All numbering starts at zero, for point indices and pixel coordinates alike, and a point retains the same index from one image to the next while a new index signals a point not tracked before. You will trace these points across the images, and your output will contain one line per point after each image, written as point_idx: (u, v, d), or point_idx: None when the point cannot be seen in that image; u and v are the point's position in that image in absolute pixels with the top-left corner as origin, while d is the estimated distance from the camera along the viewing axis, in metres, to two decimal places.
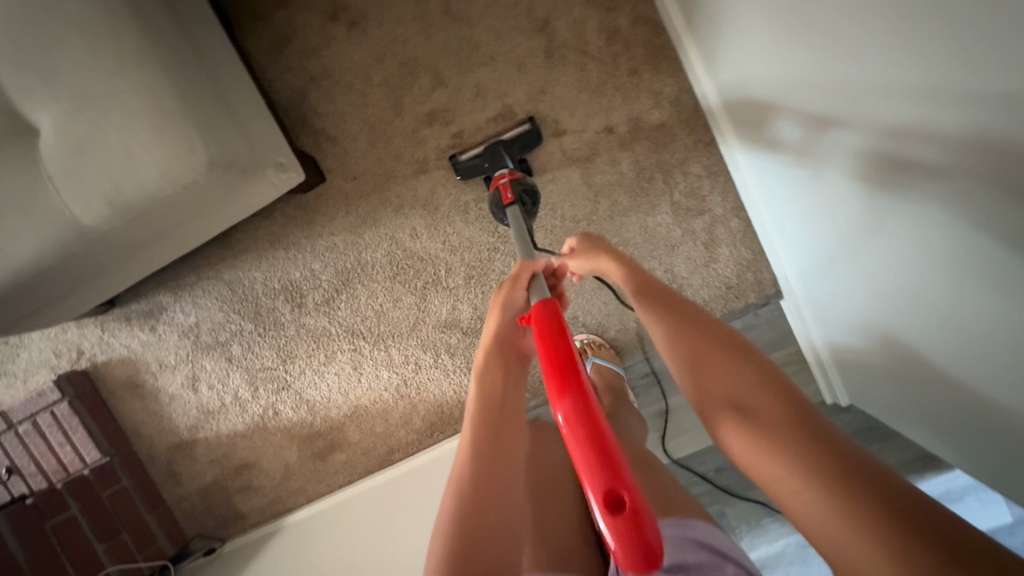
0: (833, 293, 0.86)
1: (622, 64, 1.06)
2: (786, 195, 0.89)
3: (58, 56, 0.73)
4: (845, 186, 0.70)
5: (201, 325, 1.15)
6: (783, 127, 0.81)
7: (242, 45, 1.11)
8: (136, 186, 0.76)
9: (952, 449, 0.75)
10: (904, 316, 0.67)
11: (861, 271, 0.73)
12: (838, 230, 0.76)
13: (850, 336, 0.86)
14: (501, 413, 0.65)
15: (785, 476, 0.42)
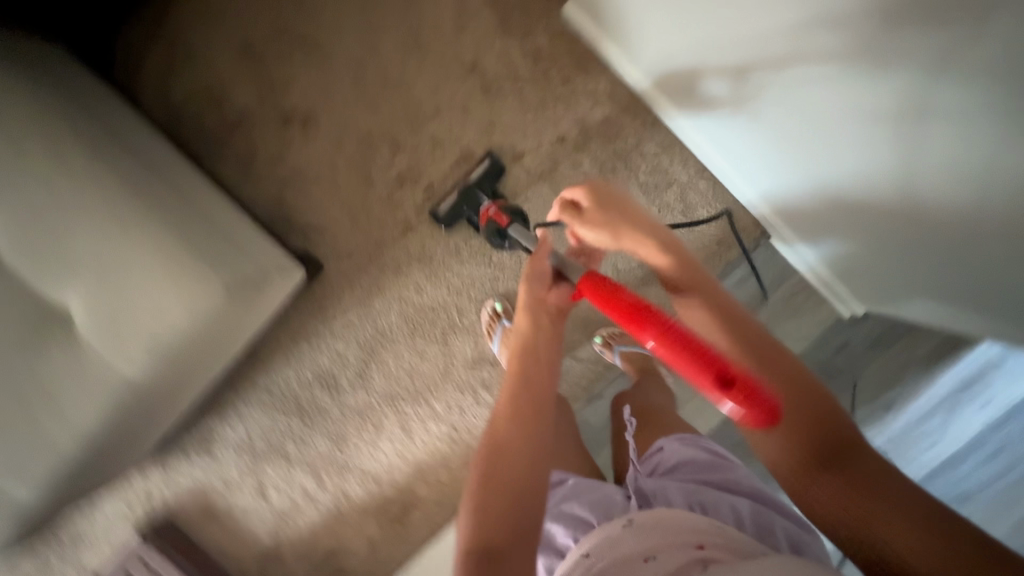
0: (815, 214, 0.91)
1: (555, 77, 1.13)
2: (735, 142, 0.97)
3: (77, 244, 0.85)
4: (800, 112, 0.77)
5: (254, 435, 1.21)
6: (712, 82, 0.89)
7: (212, 171, 1.18)
8: (167, 327, 0.85)
9: (967, 321, 0.79)
10: (889, 210, 0.73)
11: (832, 178, 0.79)
12: (804, 154, 0.82)
13: (845, 248, 0.91)
14: (529, 371, 0.71)
15: (903, 530, 0.53)
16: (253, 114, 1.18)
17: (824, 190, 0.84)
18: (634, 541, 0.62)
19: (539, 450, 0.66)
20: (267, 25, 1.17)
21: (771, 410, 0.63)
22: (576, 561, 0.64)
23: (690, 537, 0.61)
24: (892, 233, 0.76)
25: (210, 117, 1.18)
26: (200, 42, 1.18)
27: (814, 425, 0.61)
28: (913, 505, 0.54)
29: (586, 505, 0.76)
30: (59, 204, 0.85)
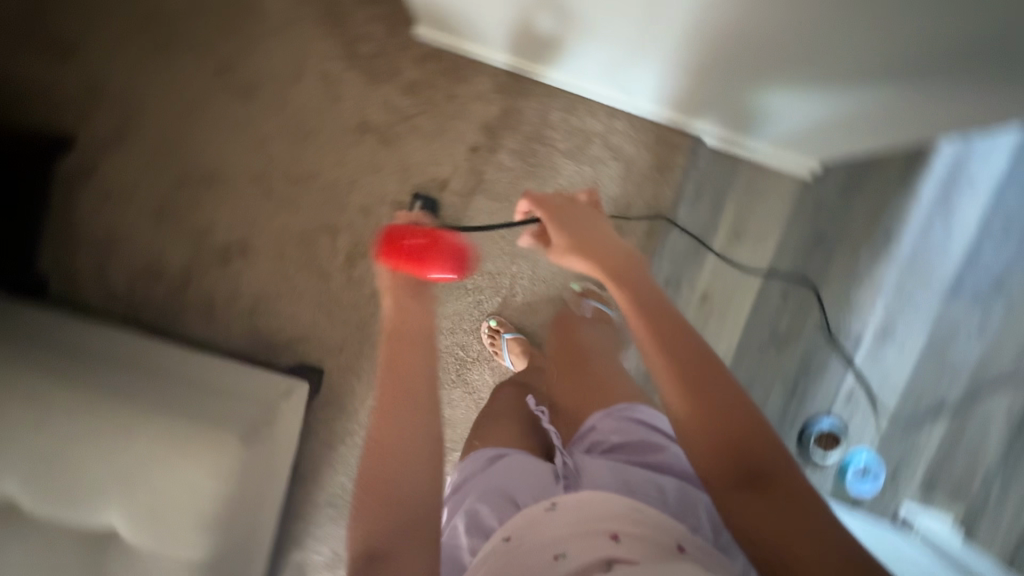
0: (719, 90, 0.90)
1: (438, 97, 1.13)
2: (604, 66, 0.96)
3: (89, 467, 0.86)
4: (627, 23, 0.76)
5: (338, 549, 1.22)
6: (536, 20, 0.87)
7: (182, 336, 1.20)
8: (209, 499, 0.87)
9: (911, 103, 0.77)
10: (767, 53, 0.71)
11: (700, 55, 0.78)
12: (660, 52, 0.81)
13: (763, 103, 0.90)
14: (403, 346, 0.60)
15: (796, 538, 0.45)
16: (195, 267, 1.20)
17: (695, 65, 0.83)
18: (549, 529, 0.55)
19: (429, 422, 0.56)
20: (164, 183, 1.18)
21: (693, 417, 0.51)
22: (495, 546, 0.57)
23: (605, 524, 0.54)
24: (771, 66, 0.75)
25: (159, 289, 1.20)
26: (115, 227, 1.19)
27: (750, 448, 0.49)
28: (834, 549, 0.44)
29: (509, 478, 0.68)
30: (52, 445, 0.85)
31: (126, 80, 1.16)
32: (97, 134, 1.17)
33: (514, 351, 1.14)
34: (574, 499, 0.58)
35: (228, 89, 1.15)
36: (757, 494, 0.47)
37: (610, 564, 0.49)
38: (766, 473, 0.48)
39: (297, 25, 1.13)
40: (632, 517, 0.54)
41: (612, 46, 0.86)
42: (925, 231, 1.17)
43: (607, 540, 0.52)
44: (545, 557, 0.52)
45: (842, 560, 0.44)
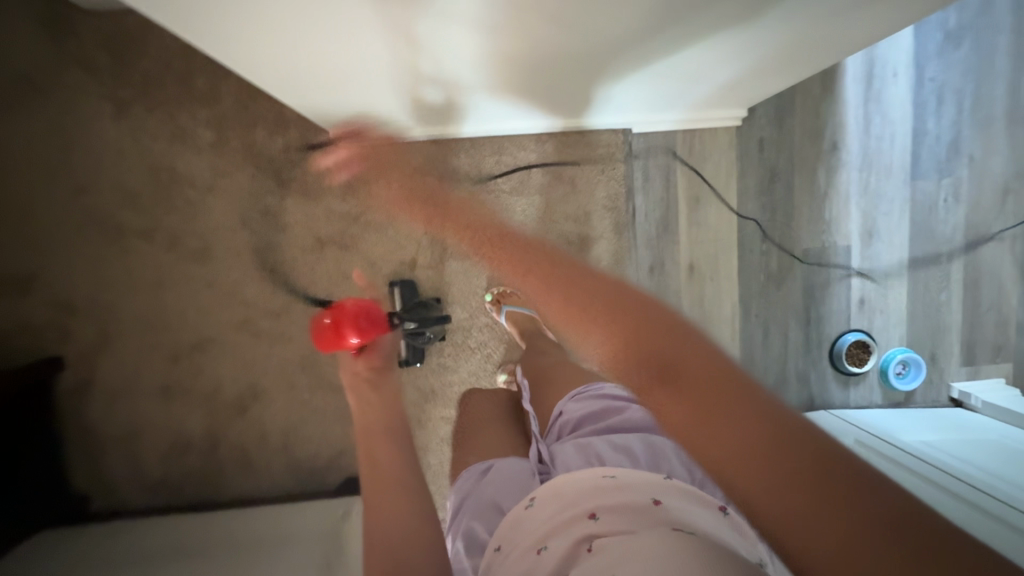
0: (617, 82, 0.93)
1: (377, 187, 1.16)
2: (504, 105, 1.00)
3: None
4: (505, 59, 0.79)
5: None
6: (423, 95, 0.92)
7: (230, 496, 1.22)
8: None
9: (799, 31, 0.79)
10: (640, 34, 0.74)
11: (583, 55, 0.80)
12: (547, 67, 0.84)
13: (662, 77, 0.93)
14: (369, 449, 0.70)
15: (740, 455, 0.33)
16: (216, 428, 1.22)
17: (582, 70, 0.87)
18: (535, 530, 0.60)
19: (394, 478, 0.64)
20: (160, 364, 1.21)
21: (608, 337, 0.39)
22: (492, 556, 0.64)
23: (585, 507, 0.58)
24: (642, 51, 0.80)
25: (193, 461, 1.23)
26: (132, 422, 1.22)
27: (676, 345, 0.37)
28: (779, 429, 0.33)
29: (499, 489, 0.74)
30: None
31: (91, 286, 1.19)
32: (84, 345, 1.20)
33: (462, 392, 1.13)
34: (551, 492, 0.64)
35: (184, 257, 1.18)
36: (679, 389, 0.35)
37: (591, 539, 0.53)
38: (694, 363, 0.36)
39: (225, 176, 1.16)
40: (605, 495, 0.59)
41: (505, 82, 0.89)
42: (865, 128, 1.19)
43: (588, 520, 0.55)
44: (537, 555, 0.56)
45: (784, 443, 0.32)
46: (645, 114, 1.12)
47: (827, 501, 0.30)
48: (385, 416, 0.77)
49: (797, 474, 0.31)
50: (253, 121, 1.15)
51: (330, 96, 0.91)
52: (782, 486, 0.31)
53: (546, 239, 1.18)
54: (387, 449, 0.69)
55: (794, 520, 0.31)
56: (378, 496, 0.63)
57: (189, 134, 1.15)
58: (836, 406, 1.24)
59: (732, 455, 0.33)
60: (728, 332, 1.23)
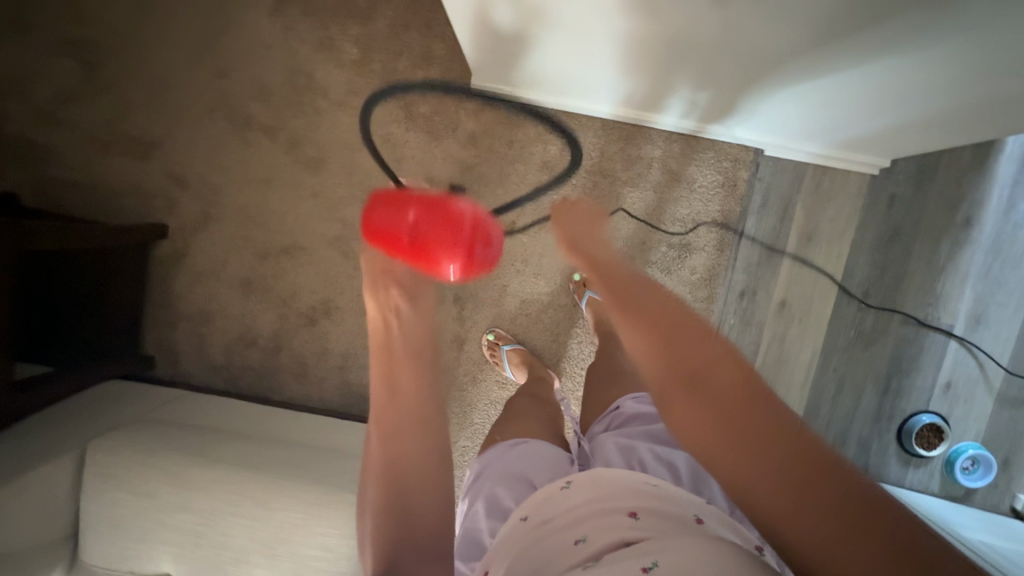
0: (767, 97, 0.90)
1: (497, 144, 1.17)
2: (643, 94, 0.99)
3: (229, 536, 0.87)
4: (669, 44, 0.77)
5: None
6: (571, 64, 0.91)
7: (280, 397, 1.27)
8: (347, 560, 0.86)
9: (995, 90, 0.74)
10: (817, 54, 0.71)
11: (746, 59, 0.77)
12: (704, 64, 0.81)
13: (815, 103, 0.90)
14: (390, 409, 0.55)
15: (751, 459, 0.37)
16: (285, 330, 1.26)
17: (732, 74, 0.84)
18: (568, 510, 0.51)
19: (432, 439, 0.54)
20: (248, 256, 1.25)
21: (641, 346, 0.43)
22: (514, 526, 0.55)
23: (625, 504, 0.49)
24: (805, 63, 0.75)
25: (254, 356, 1.27)
26: (209, 304, 1.27)
27: (700, 354, 0.41)
28: (795, 445, 0.36)
29: (529, 465, 0.68)
30: (196, 523, 0.88)
31: (206, 168, 1.24)
32: (186, 220, 1.26)
33: (513, 361, 1.15)
34: (590, 477, 0.56)
35: (298, 162, 1.21)
36: (703, 396, 0.39)
37: (629, 541, 0.43)
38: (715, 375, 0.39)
39: (358, 95, 1.18)
40: (649, 497, 0.50)
41: (657, 70, 0.87)
42: (1004, 212, 1.14)
43: (627, 520, 0.46)
44: (566, 542, 0.47)
45: (792, 459, 0.36)
46: (780, 137, 1.09)
47: (824, 510, 0.35)
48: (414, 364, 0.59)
49: (805, 481, 0.35)
50: (399, 50, 1.17)
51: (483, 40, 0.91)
52: (789, 496, 0.35)
53: (647, 236, 1.17)
54: (415, 437, 0.54)
55: (792, 512, 0.35)
56: (386, 495, 0.52)
57: (335, 47, 1.18)
58: (889, 482, 1.20)
59: (748, 473, 0.36)
60: (800, 378, 1.20)
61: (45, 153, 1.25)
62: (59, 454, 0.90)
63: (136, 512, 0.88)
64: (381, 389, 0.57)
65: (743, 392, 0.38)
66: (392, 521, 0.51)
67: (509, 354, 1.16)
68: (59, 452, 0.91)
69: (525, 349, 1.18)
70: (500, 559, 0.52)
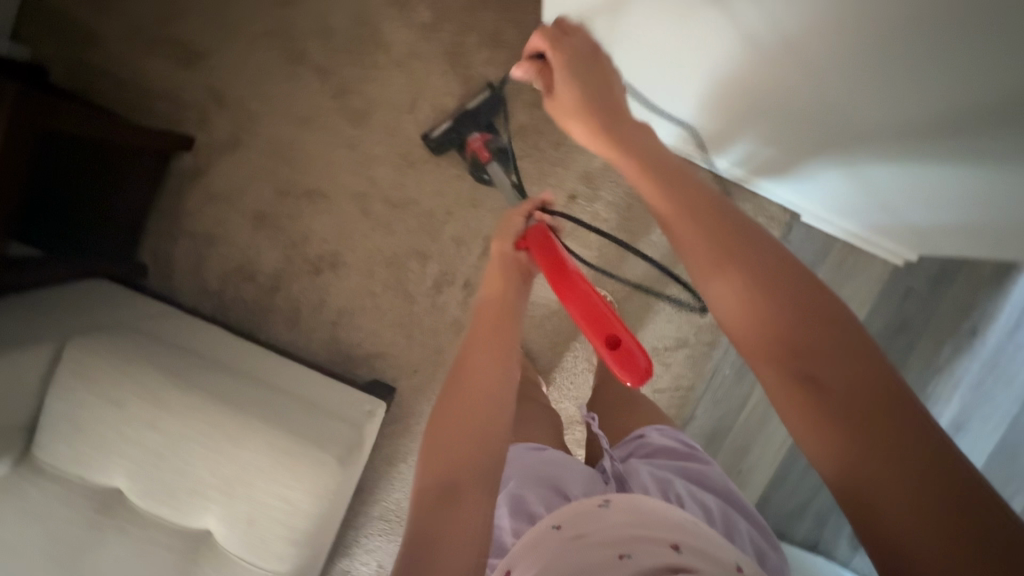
0: (823, 167, 0.90)
1: (545, 144, 1.16)
2: (704, 130, 0.99)
3: (190, 465, 0.84)
4: (748, 94, 0.77)
5: (385, 563, 1.30)
6: (644, 84, 0.92)
7: (265, 337, 1.24)
8: (303, 516, 0.85)
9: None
10: (887, 143, 0.71)
11: (816, 128, 0.77)
12: (773, 120, 0.82)
13: (865, 186, 0.91)
14: (482, 337, 0.63)
15: (839, 437, 0.40)
16: (286, 273, 1.23)
17: (798, 136, 0.84)
18: (609, 526, 0.53)
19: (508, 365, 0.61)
20: (269, 191, 1.22)
21: (739, 310, 0.45)
22: (545, 533, 0.55)
23: (666, 534, 0.51)
24: (875, 147, 0.74)
25: (249, 292, 1.24)
26: (217, 228, 1.24)
27: (803, 323, 0.43)
28: (887, 424, 0.39)
29: (555, 474, 0.67)
30: (158, 444, 0.84)
31: (248, 92, 1.21)
32: (215, 139, 1.22)
33: None
34: (630, 501, 0.56)
35: (343, 110, 1.19)
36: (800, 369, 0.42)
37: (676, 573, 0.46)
38: (830, 347, 0.42)
39: (420, 58, 1.17)
40: (691, 532, 0.52)
41: (727, 113, 0.87)
42: (1010, 332, 1.15)
43: (670, 551, 0.48)
44: (610, 555, 0.49)
45: (880, 436, 0.39)
46: (822, 207, 1.10)
47: (908, 491, 0.38)
48: (503, 321, 0.65)
49: (893, 460, 0.38)
50: (471, 25, 1.15)
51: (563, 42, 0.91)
52: (874, 474, 0.39)
53: (668, 270, 1.18)
54: (492, 357, 0.61)
55: (876, 488, 0.39)
56: (460, 403, 0.57)
57: (408, 5, 1.16)
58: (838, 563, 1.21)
59: (854, 457, 0.40)
60: (778, 442, 1.21)
61: (86, 35, 1.21)
62: (32, 342, 0.85)
63: (98, 420, 0.85)
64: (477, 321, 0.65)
65: (841, 369, 0.41)
66: (464, 420, 0.55)
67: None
68: (32, 340, 0.86)
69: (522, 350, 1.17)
70: (530, 561, 0.53)
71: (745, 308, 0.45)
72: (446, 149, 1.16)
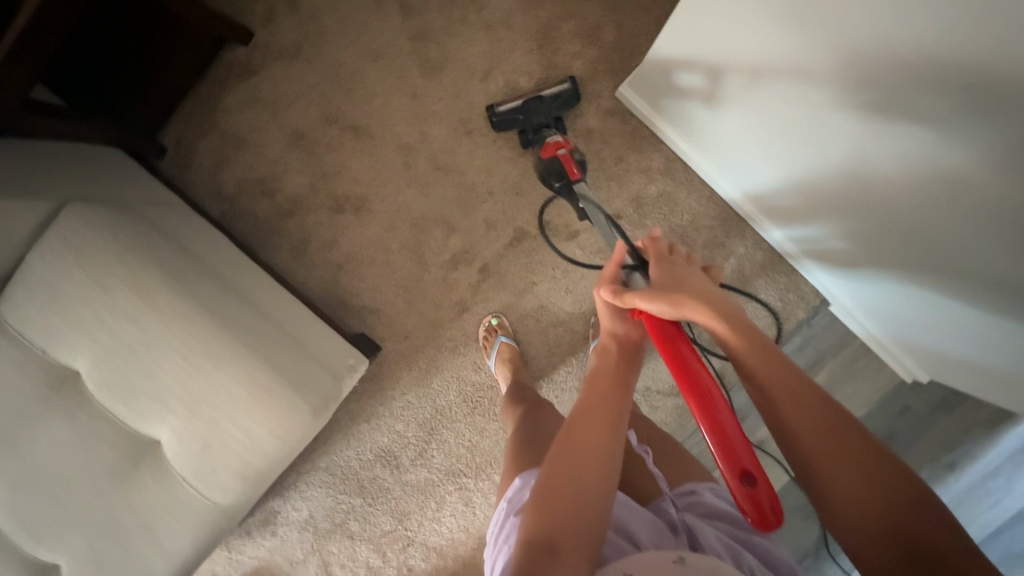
0: (874, 260, 0.91)
1: (606, 157, 1.13)
2: (774, 186, 1.00)
3: (161, 373, 0.79)
4: (858, 154, 0.78)
5: (316, 515, 1.28)
6: (745, 117, 0.92)
7: (265, 258, 1.18)
8: (261, 457, 0.81)
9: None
10: (962, 246, 0.72)
11: (897, 213, 0.79)
12: (860, 194, 0.83)
13: (901, 296, 0.92)
14: (591, 407, 0.55)
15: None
16: (306, 201, 1.17)
17: (868, 222, 0.85)
18: None
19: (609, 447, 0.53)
20: (315, 112, 1.17)
21: (820, 467, 0.49)
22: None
23: None
24: (944, 252, 0.76)
25: (263, 208, 1.18)
26: (251, 132, 1.18)
27: (877, 485, 0.48)
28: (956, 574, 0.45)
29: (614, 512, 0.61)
30: (135, 339, 0.79)
31: (328, 10, 1.16)
32: (278, 43, 1.17)
33: (500, 354, 1.11)
34: (708, 564, 0.52)
35: (417, 57, 1.15)
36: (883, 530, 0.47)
37: None
38: (878, 491, 0.47)
39: (510, 29, 1.13)
40: None
41: (816, 174, 0.88)
42: (982, 479, 1.09)
43: None
44: None
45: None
46: (856, 301, 1.09)
47: None
48: (620, 386, 0.57)
49: None
50: (570, 15, 1.12)
51: (685, 50, 0.91)
52: None
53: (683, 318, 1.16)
54: (597, 435, 0.53)
55: None
56: (552, 479, 0.51)
57: None
58: None
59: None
60: None
61: None
62: (28, 197, 0.79)
63: (77, 295, 0.79)
64: (589, 387, 0.57)
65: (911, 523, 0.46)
66: (556, 505, 0.50)
67: (501, 346, 1.13)
68: (29, 195, 0.80)
69: (519, 351, 1.14)
70: None
71: (828, 466, 0.49)
72: (508, 126, 1.10)
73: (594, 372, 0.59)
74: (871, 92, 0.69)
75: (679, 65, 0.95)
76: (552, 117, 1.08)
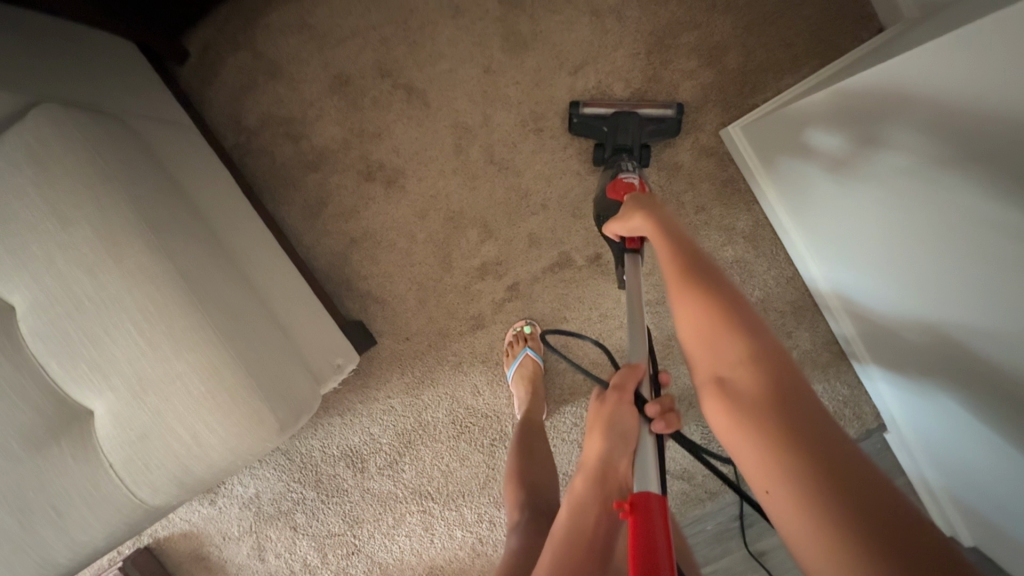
0: (943, 393, 0.74)
1: (687, 201, 0.97)
2: (864, 281, 0.83)
3: (108, 343, 0.65)
4: (973, 275, 0.61)
5: (262, 496, 1.15)
6: (858, 183, 0.76)
7: (273, 211, 1.02)
8: (206, 466, 0.68)
9: None
10: None
11: (989, 359, 0.62)
12: (956, 321, 0.65)
13: (965, 452, 0.75)
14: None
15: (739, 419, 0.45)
16: (334, 158, 1.01)
17: (951, 350, 0.68)
18: None
19: None
20: (369, 59, 0.99)
21: (694, 326, 0.53)
22: None
23: None
24: None
25: (283, 153, 1.01)
26: (290, 62, 1.00)
27: (732, 341, 0.50)
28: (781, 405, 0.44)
29: None
30: (87, 296, 0.64)
31: None
32: None
33: (522, 370, 0.95)
34: None
35: (501, 27, 0.97)
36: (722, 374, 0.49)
37: None
38: (731, 344, 0.50)
39: (621, 23, 0.95)
40: None
41: (917, 282, 0.71)
42: None
43: None
44: None
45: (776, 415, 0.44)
46: (916, 436, 0.91)
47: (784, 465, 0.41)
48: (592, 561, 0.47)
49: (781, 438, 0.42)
50: (691, 27, 0.94)
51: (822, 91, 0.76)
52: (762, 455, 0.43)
53: None
54: None
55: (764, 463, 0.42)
56: None
57: None
58: None
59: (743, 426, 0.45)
60: None
61: None
62: None
63: (27, 220, 0.63)
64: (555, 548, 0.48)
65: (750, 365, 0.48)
66: None
67: (525, 360, 0.96)
68: None
69: (543, 371, 0.98)
70: None
71: (698, 323, 0.53)
72: (585, 134, 0.93)
73: (568, 523, 0.50)
74: (989, 205, 0.55)
75: (815, 114, 0.79)
76: (638, 144, 0.91)
